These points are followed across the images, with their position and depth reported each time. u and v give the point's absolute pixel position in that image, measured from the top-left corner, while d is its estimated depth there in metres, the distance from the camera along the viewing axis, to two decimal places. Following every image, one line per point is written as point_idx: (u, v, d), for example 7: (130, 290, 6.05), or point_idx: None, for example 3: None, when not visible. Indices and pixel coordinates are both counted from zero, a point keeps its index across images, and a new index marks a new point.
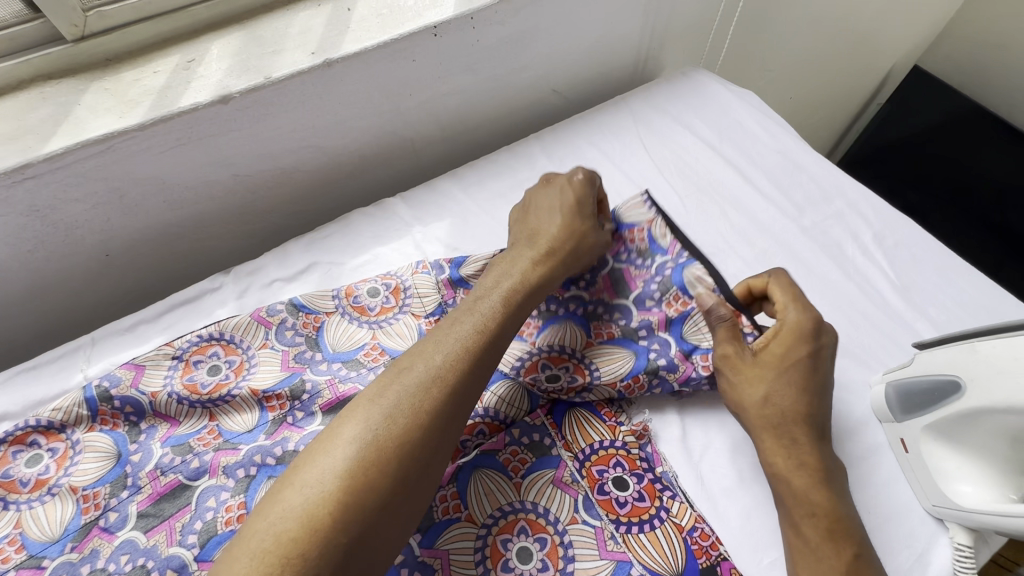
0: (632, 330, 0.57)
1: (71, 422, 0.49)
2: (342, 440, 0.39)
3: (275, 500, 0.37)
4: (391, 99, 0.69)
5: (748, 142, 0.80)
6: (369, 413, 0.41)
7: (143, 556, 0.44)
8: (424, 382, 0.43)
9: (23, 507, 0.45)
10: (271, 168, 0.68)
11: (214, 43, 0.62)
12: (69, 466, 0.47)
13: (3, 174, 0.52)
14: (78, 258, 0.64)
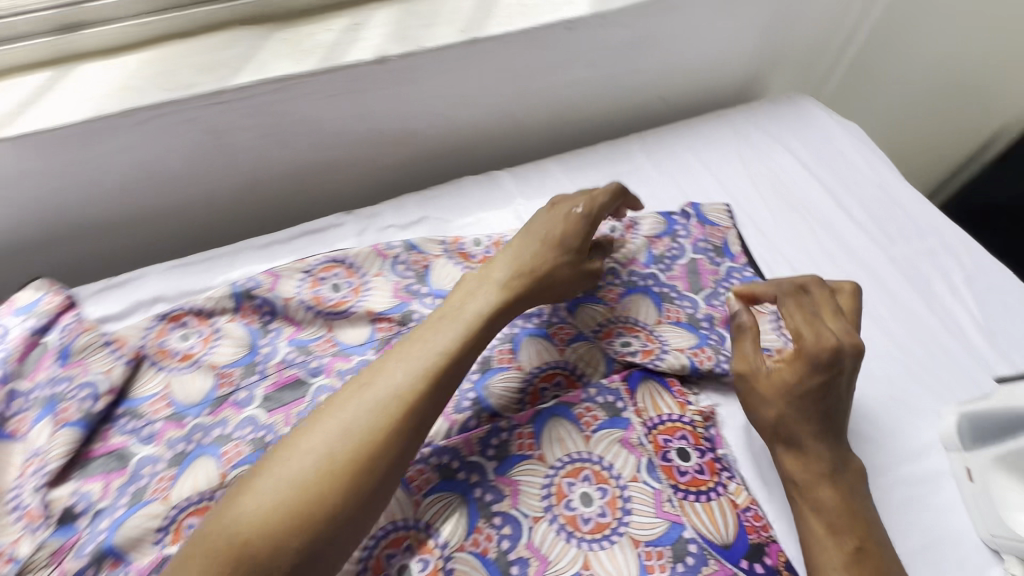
0: (696, 318, 0.63)
1: (218, 311, 0.63)
2: (359, 396, 0.45)
3: (304, 439, 0.43)
4: (518, 81, 0.76)
5: (846, 171, 0.82)
6: (380, 378, 0.46)
7: (263, 430, 0.54)
8: (432, 351, 0.49)
9: (173, 372, 0.59)
10: (401, 127, 0.77)
11: (378, 11, 0.71)
12: (211, 346, 0.60)
13: (202, 97, 0.64)
14: (232, 178, 0.75)
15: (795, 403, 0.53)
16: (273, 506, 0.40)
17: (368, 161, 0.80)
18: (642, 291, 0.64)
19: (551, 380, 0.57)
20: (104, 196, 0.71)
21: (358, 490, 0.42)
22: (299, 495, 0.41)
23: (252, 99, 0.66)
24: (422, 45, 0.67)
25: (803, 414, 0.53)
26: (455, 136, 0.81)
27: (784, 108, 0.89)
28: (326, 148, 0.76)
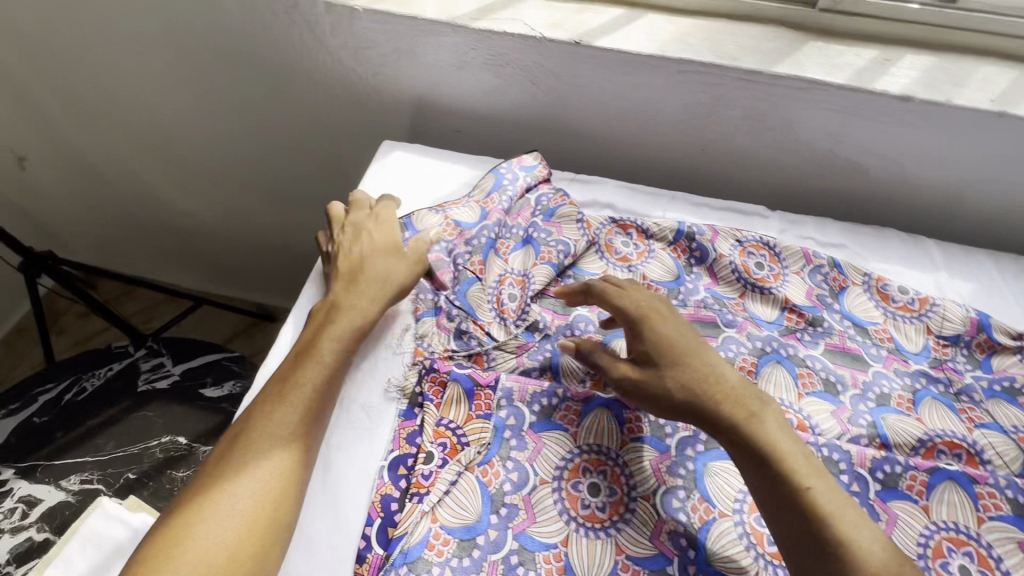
0: (834, 387, 0.62)
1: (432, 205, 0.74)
2: (290, 406, 0.53)
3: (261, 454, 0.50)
4: (744, 115, 0.76)
5: None
6: (305, 386, 0.54)
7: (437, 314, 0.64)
8: (325, 362, 0.56)
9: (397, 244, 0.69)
10: (600, 119, 0.82)
11: (640, 13, 0.76)
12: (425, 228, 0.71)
13: (477, 28, 0.74)
14: (447, 93, 0.85)
15: (699, 410, 0.52)
16: (252, 515, 0.47)
17: (597, 147, 0.86)
18: (753, 344, 0.64)
19: None
20: (356, 72, 0.86)
21: (297, 480, 0.50)
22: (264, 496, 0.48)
23: (551, 63, 0.76)
24: (717, 62, 0.70)
25: (716, 412, 0.51)
26: (689, 148, 0.82)
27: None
28: (574, 121, 0.83)
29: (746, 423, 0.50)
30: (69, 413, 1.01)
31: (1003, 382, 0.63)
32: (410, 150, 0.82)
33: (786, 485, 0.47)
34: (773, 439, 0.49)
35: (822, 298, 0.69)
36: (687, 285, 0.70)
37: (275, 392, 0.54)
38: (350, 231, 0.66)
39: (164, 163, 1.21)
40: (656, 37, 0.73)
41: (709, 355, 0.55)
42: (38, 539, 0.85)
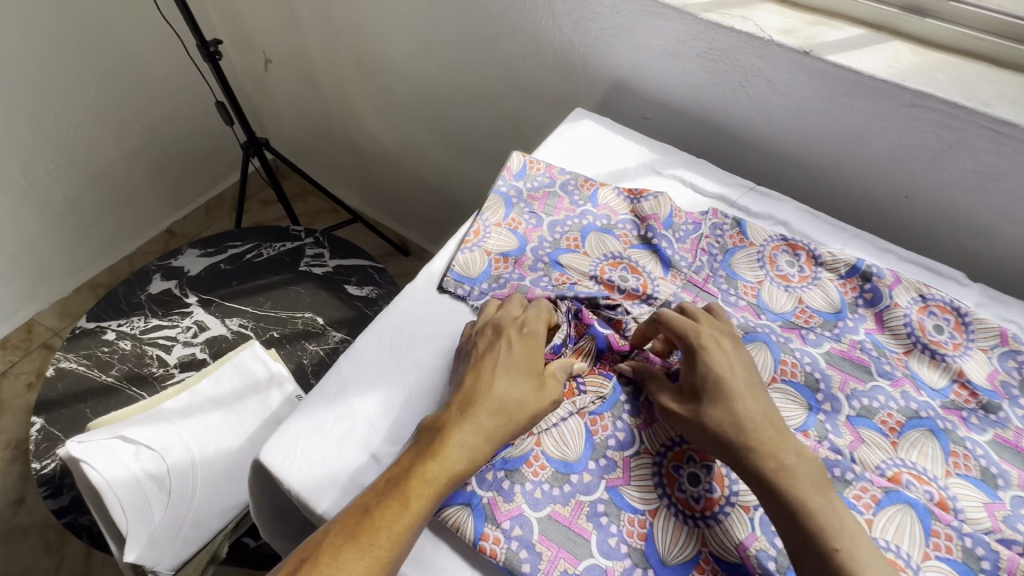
0: (991, 476, 0.54)
1: (487, 204, 0.71)
2: (398, 516, 0.45)
3: (353, 549, 0.43)
4: (971, 170, 0.68)
5: None
6: (417, 496, 0.46)
7: (555, 270, 0.66)
8: (450, 470, 0.48)
9: (478, 247, 0.67)
10: (797, 138, 0.79)
11: (882, 38, 0.72)
12: (480, 238, 0.68)
13: (703, 19, 0.75)
14: (647, 78, 0.87)
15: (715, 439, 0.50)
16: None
17: (785, 165, 0.83)
18: (905, 404, 0.58)
19: None
20: (568, 39, 0.91)
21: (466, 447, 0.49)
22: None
23: (769, 68, 0.74)
24: (962, 103, 0.64)
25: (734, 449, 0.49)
26: (891, 190, 0.76)
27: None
28: (770, 132, 0.81)
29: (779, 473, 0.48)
30: (246, 270, 1.19)
31: None
32: (599, 121, 0.86)
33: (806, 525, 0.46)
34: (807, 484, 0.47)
35: (1006, 386, 0.60)
36: (847, 321, 0.64)
37: (375, 491, 0.47)
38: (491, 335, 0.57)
39: (372, 90, 1.38)
40: (895, 63, 0.69)
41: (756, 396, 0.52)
42: (199, 356, 1.07)
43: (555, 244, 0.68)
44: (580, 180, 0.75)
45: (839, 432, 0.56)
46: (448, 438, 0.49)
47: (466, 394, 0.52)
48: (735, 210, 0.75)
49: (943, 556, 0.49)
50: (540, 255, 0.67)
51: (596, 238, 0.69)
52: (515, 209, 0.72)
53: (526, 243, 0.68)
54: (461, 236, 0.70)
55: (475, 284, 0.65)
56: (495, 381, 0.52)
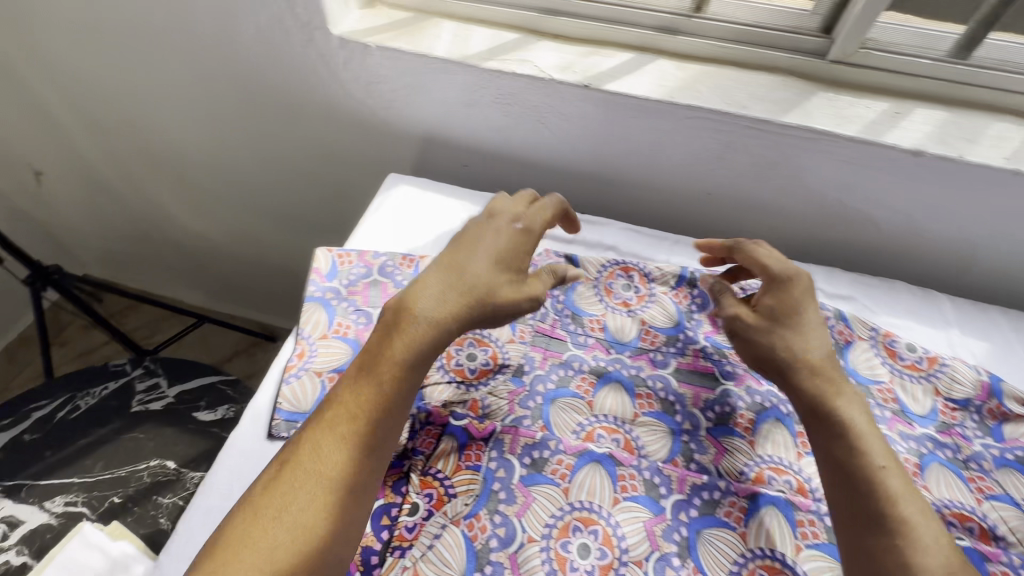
0: None
1: (304, 323, 0.65)
2: (346, 422, 0.47)
3: (283, 485, 0.43)
4: (749, 164, 0.76)
5: None
6: (358, 388, 0.48)
7: None
8: (371, 371, 0.49)
9: (303, 371, 0.61)
10: (606, 160, 0.82)
11: (648, 59, 0.78)
12: (306, 360, 0.62)
13: (486, 69, 0.75)
14: (455, 129, 0.86)
15: (840, 481, 0.49)
16: (301, 526, 0.42)
17: (603, 186, 0.86)
18: (750, 399, 0.61)
19: (610, 433, 0.59)
20: (365, 104, 0.87)
21: (395, 374, 0.49)
22: (297, 544, 0.41)
23: (559, 103, 0.76)
24: (724, 110, 0.70)
25: (865, 500, 0.47)
26: (695, 192, 0.82)
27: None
28: (581, 160, 0.83)
29: (903, 530, 0.45)
30: (62, 433, 0.99)
31: (1017, 451, 0.60)
32: (415, 184, 0.83)
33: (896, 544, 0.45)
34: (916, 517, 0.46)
35: None
36: (686, 330, 0.67)
37: (316, 415, 0.48)
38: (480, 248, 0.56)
39: (175, 184, 1.22)
40: (664, 83, 0.74)
41: (855, 400, 0.53)
42: (15, 562, 0.82)
43: None
44: (398, 258, 0.73)
45: (703, 448, 0.59)
46: (379, 375, 0.48)
47: (394, 330, 0.51)
48: (568, 245, 0.76)
49: (811, 542, 0.52)
50: None
51: None
52: (338, 311, 0.67)
53: (358, 348, 0.63)
54: (285, 360, 0.63)
55: (311, 413, 0.58)
56: (429, 327, 0.50)
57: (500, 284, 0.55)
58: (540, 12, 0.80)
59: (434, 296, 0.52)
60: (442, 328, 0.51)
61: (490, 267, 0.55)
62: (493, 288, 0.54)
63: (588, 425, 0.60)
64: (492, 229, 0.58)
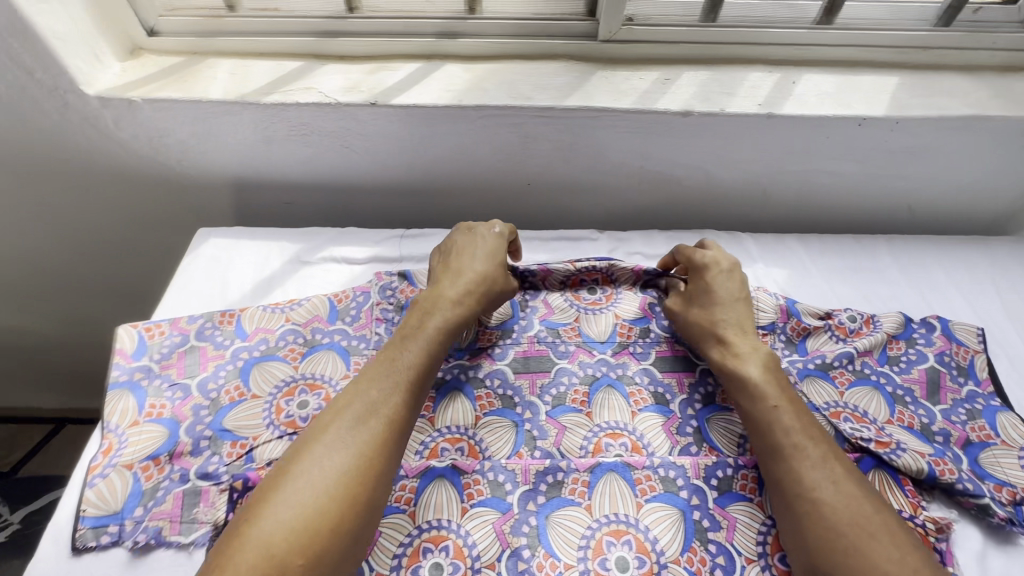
0: (664, 397, 0.64)
1: (110, 415, 0.59)
2: (376, 409, 0.51)
3: (316, 450, 0.48)
4: (551, 150, 0.79)
5: (881, 291, 0.76)
6: (384, 382, 0.53)
7: (221, 440, 0.58)
8: (402, 368, 0.55)
9: (111, 468, 0.55)
10: (421, 170, 0.82)
11: (434, 66, 0.78)
12: (113, 456, 0.56)
13: (268, 104, 0.72)
14: (263, 168, 0.82)
15: (769, 446, 0.53)
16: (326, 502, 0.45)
17: (429, 196, 0.86)
18: (584, 373, 0.65)
19: (454, 443, 0.60)
20: (159, 160, 0.81)
21: (411, 374, 0.54)
22: (328, 512, 0.45)
23: (354, 125, 0.75)
24: (509, 103, 0.73)
25: (827, 473, 0.50)
26: (515, 184, 0.84)
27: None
28: (398, 176, 0.83)
29: (794, 456, 0.51)
30: None
31: (816, 359, 0.67)
32: (227, 234, 0.78)
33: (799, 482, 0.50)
34: (802, 450, 0.52)
35: (652, 309, 0.72)
36: (521, 321, 0.70)
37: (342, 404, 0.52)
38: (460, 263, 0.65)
39: None
40: (450, 87, 0.75)
41: (757, 357, 0.59)
42: None
43: (215, 404, 0.60)
44: (216, 317, 0.68)
45: (545, 432, 0.60)
46: (402, 373, 0.54)
47: (414, 330, 0.58)
48: (397, 264, 0.75)
49: (650, 496, 0.56)
50: (200, 432, 0.58)
51: (263, 372, 0.63)
52: (150, 392, 0.61)
53: (175, 426, 0.58)
54: (89, 461, 0.57)
55: (125, 511, 0.53)
56: (435, 330, 0.58)
57: (476, 291, 0.63)
58: (319, 36, 0.78)
59: (454, 297, 0.62)
60: (444, 332, 0.59)
61: (474, 277, 0.64)
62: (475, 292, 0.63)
63: (432, 441, 0.60)
64: (470, 250, 0.67)
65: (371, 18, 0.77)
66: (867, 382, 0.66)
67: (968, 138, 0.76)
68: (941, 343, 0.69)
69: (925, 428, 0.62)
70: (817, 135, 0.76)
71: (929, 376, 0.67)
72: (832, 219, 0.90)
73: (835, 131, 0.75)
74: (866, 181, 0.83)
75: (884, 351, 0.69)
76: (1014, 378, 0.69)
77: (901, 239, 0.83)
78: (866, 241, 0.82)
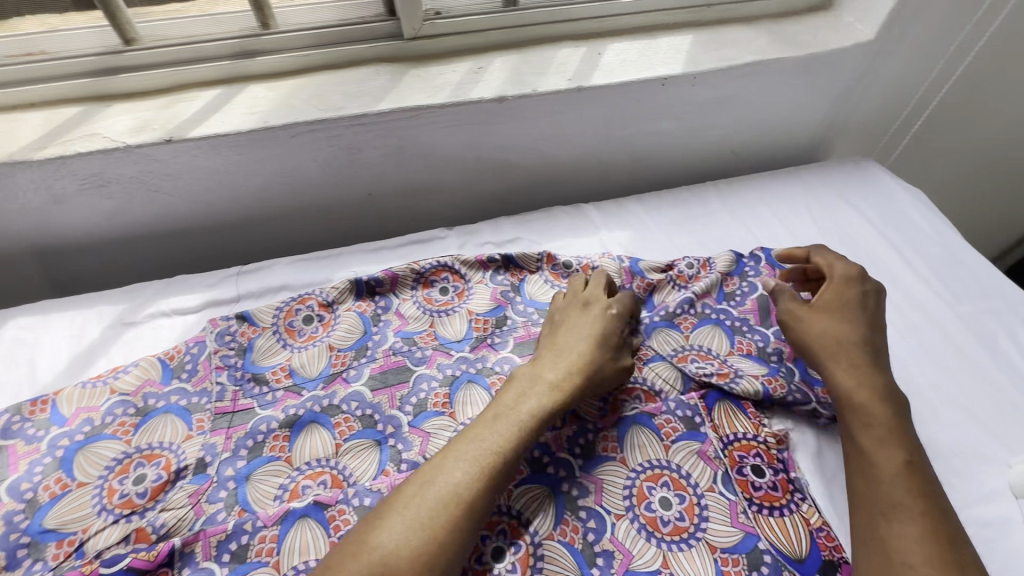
0: None
1: None
2: (438, 504, 0.47)
3: (393, 522, 0.46)
4: (381, 157, 0.77)
5: (714, 232, 0.82)
6: (456, 468, 0.50)
7: (43, 543, 0.52)
8: (487, 451, 0.51)
9: None
10: (249, 200, 0.77)
11: (236, 89, 0.74)
12: None
13: (42, 159, 0.65)
14: (66, 229, 0.74)
15: (862, 457, 0.52)
16: None
17: (268, 225, 0.82)
18: (443, 375, 0.65)
19: (316, 478, 0.58)
20: None
21: (492, 468, 0.50)
22: None
23: (156, 165, 0.69)
24: (319, 116, 0.70)
25: (903, 475, 0.50)
26: (355, 197, 0.82)
27: (831, 168, 0.93)
28: (227, 210, 0.78)
29: (866, 462, 0.52)
30: None
31: (661, 312, 0.71)
32: (35, 311, 0.70)
33: (882, 487, 0.50)
34: (876, 458, 0.51)
35: (506, 295, 0.73)
36: (374, 336, 0.69)
37: (401, 499, 0.48)
38: (572, 338, 0.64)
39: None
40: (255, 109, 0.71)
41: (864, 369, 0.58)
42: None
43: (31, 505, 0.53)
44: (26, 407, 0.60)
45: (408, 443, 0.60)
46: (489, 462, 0.50)
47: (506, 412, 0.55)
48: (235, 304, 0.71)
49: (520, 480, 0.56)
50: (14, 540, 0.51)
51: (89, 456, 0.57)
52: None
53: None
54: None
55: None
56: (535, 416, 0.55)
57: (582, 369, 0.59)
58: (96, 75, 0.71)
59: (551, 382, 0.58)
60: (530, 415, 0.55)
61: (584, 357, 0.61)
62: (580, 370, 0.59)
63: (291, 482, 0.57)
64: (610, 329, 0.65)
65: (152, 48, 0.72)
66: (710, 321, 0.70)
67: (760, 82, 0.84)
68: (767, 272, 0.75)
69: (762, 351, 0.68)
70: (628, 100, 0.79)
71: (762, 303, 0.72)
72: (670, 175, 0.95)
73: (643, 94, 0.79)
74: (688, 135, 0.89)
75: (721, 289, 0.74)
76: None
77: (726, 182, 0.90)
78: (696, 190, 0.88)
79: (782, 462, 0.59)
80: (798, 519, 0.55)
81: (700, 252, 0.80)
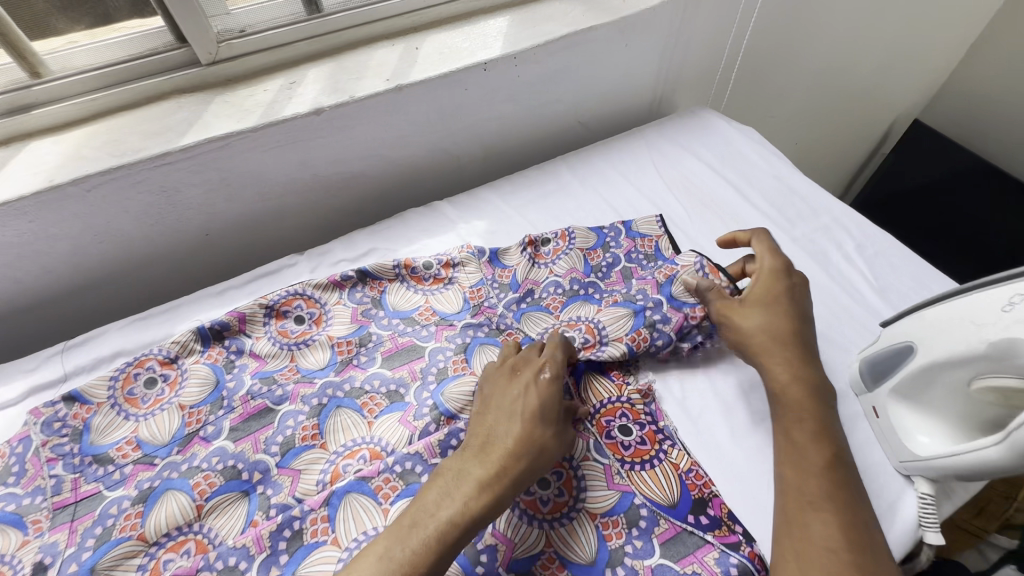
0: (396, 393, 0.63)
1: None
2: (443, 527, 0.47)
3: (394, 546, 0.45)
4: (206, 194, 0.72)
5: (568, 203, 0.84)
6: (452, 499, 0.48)
7: None
8: (487, 475, 0.50)
9: None
10: (65, 267, 0.70)
11: (15, 150, 0.66)
12: None
13: None
14: None
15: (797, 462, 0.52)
16: None
17: (99, 287, 0.75)
18: (309, 407, 0.61)
19: (178, 548, 0.53)
20: None
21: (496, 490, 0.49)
22: None
23: None
24: (113, 163, 0.64)
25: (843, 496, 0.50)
26: (191, 239, 0.76)
27: (670, 122, 0.97)
28: (42, 283, 0.70)
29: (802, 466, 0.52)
30: None
31: (528, 297, 0.72)
32: None
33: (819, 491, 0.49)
34: (812, 460, 0.52)
35: (367, 313, 0.71)
36: (228, 384, 0.64)
37: (407, 521, 0.47)
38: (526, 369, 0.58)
39: None
40: (38, 168, 0.64)
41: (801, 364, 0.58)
42: None
43: None
44: None
45: (278, 486, 0.57)
46: (486, 486, 0.49)
47: (495, 437, 0.52)
48: (63, 385, 0.64)
49: (397, 496, 0.55)
50: None
51: None
52: None
53: None
54: None
55: None
56: (526, 435, 0.52)
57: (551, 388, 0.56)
58: None
59: (524, 407, 0.54)
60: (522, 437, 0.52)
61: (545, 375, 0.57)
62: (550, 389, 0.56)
63: (152, 559, 0.52)
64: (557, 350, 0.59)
65: None
66: (578, 298, 0.71)
67: (584, 52, 0.85)
68: (629, 244, 0.77)
69: None
70: (456, 90, 0.78)
71: (625, 273, 0.74)
72: (526, 155, 0.96)
73: (469, 82, 0.78)
74: (531, 114, 0.90)
75: (586, 263, 0.75)
76: (682, 232, 0.80)
77: (575, 154, 0.92)
78: (547, 166, 0.89)
79: (650, 416, 0.61)
80: (666, 467, 0.57)
81: (557, 224, 0.81)
